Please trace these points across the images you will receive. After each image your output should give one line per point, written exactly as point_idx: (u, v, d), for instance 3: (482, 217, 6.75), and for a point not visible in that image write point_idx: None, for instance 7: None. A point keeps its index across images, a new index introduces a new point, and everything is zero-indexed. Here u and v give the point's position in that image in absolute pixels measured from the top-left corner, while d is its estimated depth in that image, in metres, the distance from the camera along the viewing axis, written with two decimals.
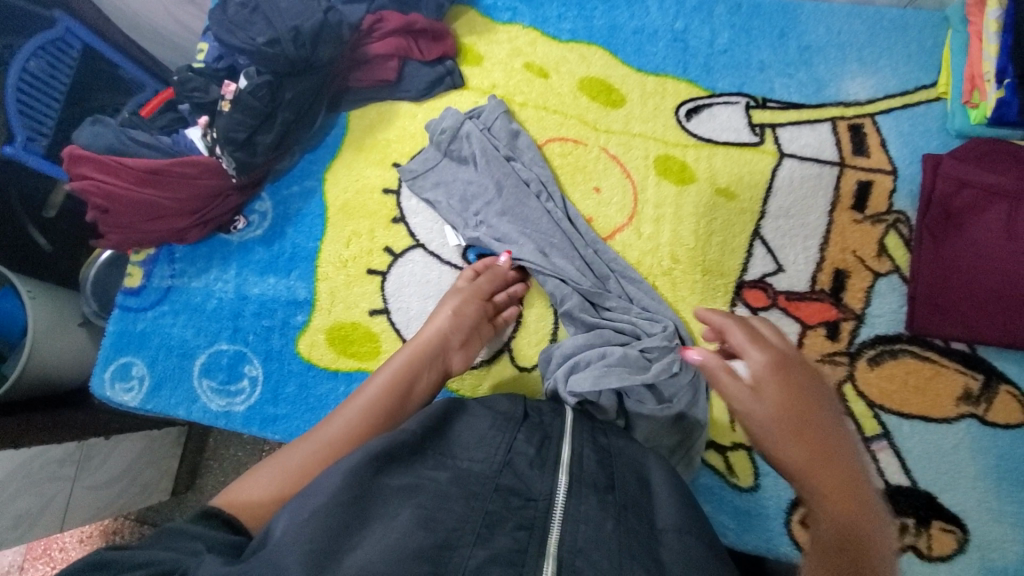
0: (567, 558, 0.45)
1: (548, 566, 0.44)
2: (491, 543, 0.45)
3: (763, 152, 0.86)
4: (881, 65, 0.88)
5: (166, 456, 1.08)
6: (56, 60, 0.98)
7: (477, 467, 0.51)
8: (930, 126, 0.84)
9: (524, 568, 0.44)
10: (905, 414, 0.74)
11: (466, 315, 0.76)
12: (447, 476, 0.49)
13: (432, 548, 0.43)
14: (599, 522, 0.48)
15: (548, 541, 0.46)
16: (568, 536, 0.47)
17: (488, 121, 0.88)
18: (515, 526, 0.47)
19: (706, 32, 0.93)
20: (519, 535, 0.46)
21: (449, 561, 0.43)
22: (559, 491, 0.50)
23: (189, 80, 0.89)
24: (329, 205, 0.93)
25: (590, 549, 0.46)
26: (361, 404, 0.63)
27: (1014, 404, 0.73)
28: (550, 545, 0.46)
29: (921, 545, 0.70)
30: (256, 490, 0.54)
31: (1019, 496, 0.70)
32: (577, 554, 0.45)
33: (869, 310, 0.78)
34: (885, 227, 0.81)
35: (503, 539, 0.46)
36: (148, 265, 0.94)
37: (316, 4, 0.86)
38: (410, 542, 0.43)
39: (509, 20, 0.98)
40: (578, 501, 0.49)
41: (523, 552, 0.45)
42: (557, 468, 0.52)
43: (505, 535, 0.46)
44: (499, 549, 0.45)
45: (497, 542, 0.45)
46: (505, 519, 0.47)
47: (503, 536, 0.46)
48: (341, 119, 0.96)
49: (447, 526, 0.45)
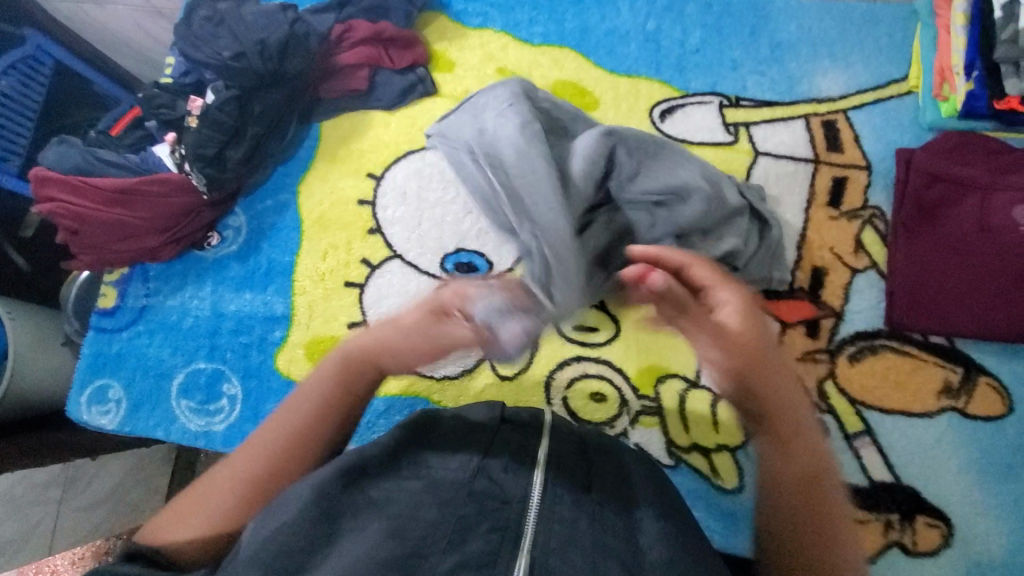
0: (540, 557, 0.43)
1: (520, 565, 0.43)
2: (463, 549, 0.43)
3: (738, 150, 0.85)
4: (852, 60, 0.88)
5: (156, 474, 1.05)
6: (28, 78, 0.97)
7: (451, 474, 0.49)
8: (902, 120, 0.84)
9: (497, 569, 0.42)
10: (886, 409, 0.74)
11: (407, 322, 0.52)
12: (420, 484, 0.48)
13: (400, 559, 0.41)
14: (574, 522, 0.46)
15: (522, 541, 0.44)
16: (542, 537, 0.45)
17: None
18: (488, 529, 0.45)
19: (677, 32, 0.92)
20: (493, 537, 0.44)
21: (420, 568, 0.41)
22: (533, 492, 0.48)
23: (155, 96, 0.88)
24: (304, 219, 0.91)
25: (564, 549, 0.44)
26: (292, 407, 0.53)
27: (994, 396, 0.73)
28: (523, 545, 0.44)
29: (906, 540, 0.70)
30: (186, 517, 0.49)
31: (1001, 488, 0.71)
32: (552, 554, 0.44)
33: (849, 307, 0.78)
34: (861, 223, 0.81)
35: (476, 544, 0.43)
36: (122, 285, 0.93)
37: (283, 16, 0.86)
38: (379, 551, 0.41)
39: (480, 25, 0.97)
40: (554, 503, 0.48)
41: (494, 554, 0.43)
42: (534, 468, 0.51)
43: (479, 539, 0.44)
44: (473, 556, 0.43)
45: (470, 547, 0.43)
46: (478, 523, 0.45)
47: (478, 541, 0.44)
48: (313, 130, 0.95)
49: (417, 535, 0.43)
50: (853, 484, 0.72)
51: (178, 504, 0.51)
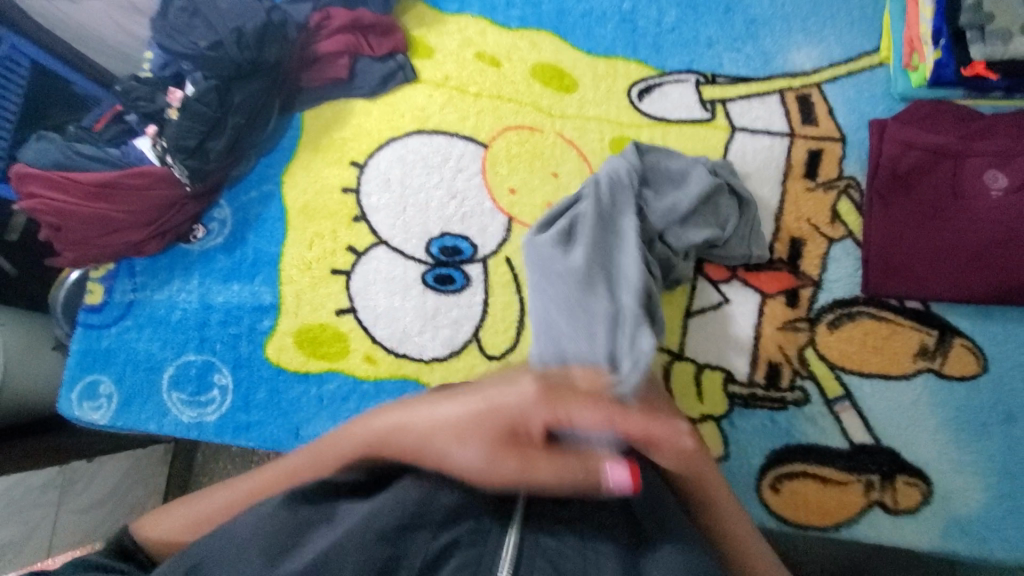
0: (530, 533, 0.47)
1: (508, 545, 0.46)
2: (452, 528, 0.46)
3: (715, 127, 0.87)
4: (825, 34, 0.89)
5: (152, 474, 1.06)
6: (6, 79, 0.96)
7: None
8: (874, 92, 0.86)
9: (486, 546, 0.46)
10: (866, 373, 0.76)
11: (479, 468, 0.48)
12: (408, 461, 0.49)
13: (394, 535, 0.43)
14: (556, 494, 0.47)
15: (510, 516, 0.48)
16: (531, 514, 0.49)
17: (461, 159, 0.90)
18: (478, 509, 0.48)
19: (653, 12, 0.93)
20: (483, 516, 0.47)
21: (412, 545, 0.44)
22: None
23: (134, 89, 0.88)
24: (289, 208, 0.92)
25: (549, 521, 0.48)
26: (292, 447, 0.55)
27: (969, 357, 0.75)
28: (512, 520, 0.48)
29: (887, 500, 0.72)
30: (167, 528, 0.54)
31: (977, 446, 0.73)
32: (540, 532, 0.47)
33: (826, 276, 0.80)
34: (836, 193, 0.82)
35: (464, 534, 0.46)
36: (108, 280, 0.92)
37: (259, 4, 0.86)
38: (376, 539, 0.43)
39: (458, 10, 0.97)
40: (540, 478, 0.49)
41: (485, 529, 0.46)
42: None
43: (470, 518, 0.47)
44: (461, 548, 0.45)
45: (460, 526, 0.46)
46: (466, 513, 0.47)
47: (467, 519, 0.47)
48: (295, 120, 0.95)
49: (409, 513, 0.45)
50: (836, 448, 0.74)
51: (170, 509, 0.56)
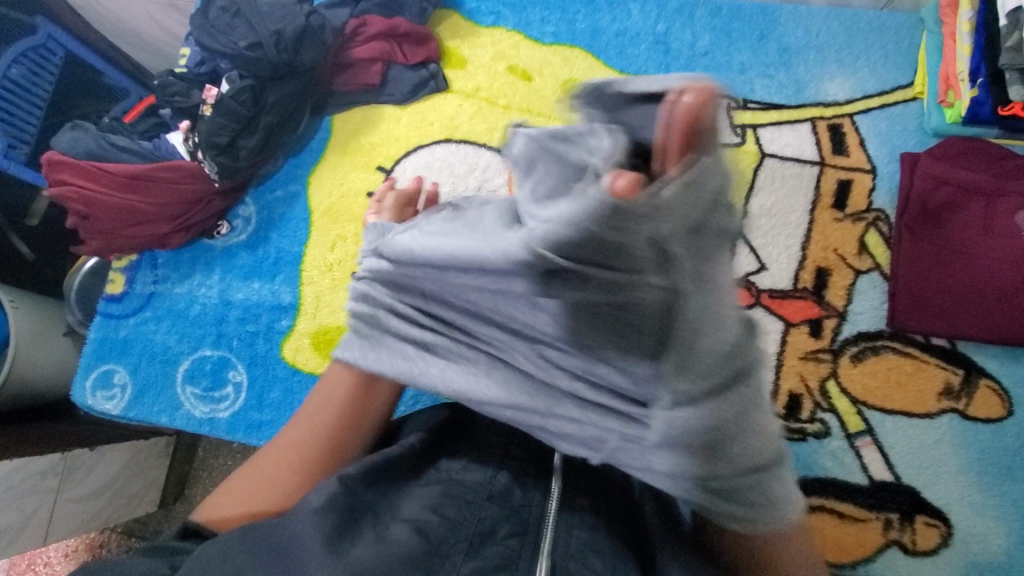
0: (561, 561, 0.44)
1: (541, 566, 0.44)
2: (481, 554, 0.44)
3: (744, 152, 0.86)
4: (859, 66, 0.89)
5: (154, 465, 1.03)
6: (39, 67, 0.96)
7: (471, 477, 0.50)
8: (907, 125, 0.86)
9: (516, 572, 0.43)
10: (888, 409, 0.75)
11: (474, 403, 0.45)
12: (437, 492, 0.48)
13: (423, 554, 0.42)
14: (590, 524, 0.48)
15: (541, 542, 0.46)
16: (562, 540, 0.46)
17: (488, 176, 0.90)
18: (507, 533, 0.46)
19: (687, 35, 0.94)
20: (512, 541, 0.46)
21: (441, 567, 0.42)
22: (553, 494, 0.50)
23: (170, 84, 0.90)
24: (313, 209, 0.92)
25: (583, 552, 0.46)
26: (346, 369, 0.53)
27: (994, 399, 0.74)
28: (544, 547, 0.45)
29: (905, 539, 0.70)
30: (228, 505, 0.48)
31: (1000, 490, 0.71)
32: (571, 559, 0.45)
33: (852, 308, 0.79)
34: (865, 225, 0.82)
35: (496, 548, 0.45)
36: (130, 271, 0.93)
37: (298, 8, 0.87)
38: (404, 547, 0.41)
39: (493, 23, 0.98)
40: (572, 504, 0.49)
41: (515, 557, 0.45)
42: (552, 472, 0.52)
43: (498, 543, 0.45)
44: (491, 560, 0.44)
45: (489, 551, 0.44)
46: (497, 527, 0.46)
47: (496, 545, 0.45)
48: (325, 123, 0.96)
49: (440, 535, 0.44)
50: (854, 483, 0.73)
51: (226, 489, 0.50)
